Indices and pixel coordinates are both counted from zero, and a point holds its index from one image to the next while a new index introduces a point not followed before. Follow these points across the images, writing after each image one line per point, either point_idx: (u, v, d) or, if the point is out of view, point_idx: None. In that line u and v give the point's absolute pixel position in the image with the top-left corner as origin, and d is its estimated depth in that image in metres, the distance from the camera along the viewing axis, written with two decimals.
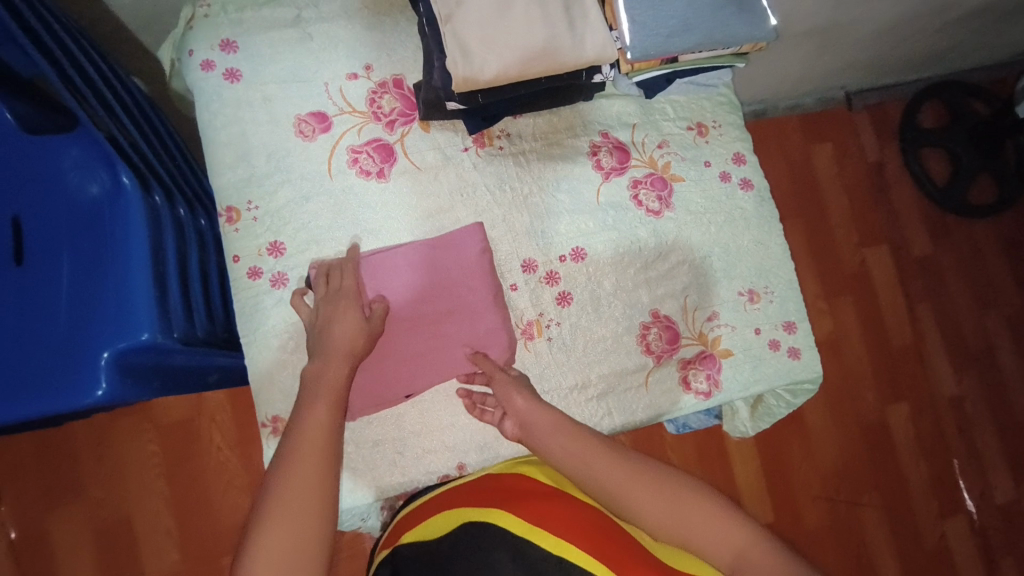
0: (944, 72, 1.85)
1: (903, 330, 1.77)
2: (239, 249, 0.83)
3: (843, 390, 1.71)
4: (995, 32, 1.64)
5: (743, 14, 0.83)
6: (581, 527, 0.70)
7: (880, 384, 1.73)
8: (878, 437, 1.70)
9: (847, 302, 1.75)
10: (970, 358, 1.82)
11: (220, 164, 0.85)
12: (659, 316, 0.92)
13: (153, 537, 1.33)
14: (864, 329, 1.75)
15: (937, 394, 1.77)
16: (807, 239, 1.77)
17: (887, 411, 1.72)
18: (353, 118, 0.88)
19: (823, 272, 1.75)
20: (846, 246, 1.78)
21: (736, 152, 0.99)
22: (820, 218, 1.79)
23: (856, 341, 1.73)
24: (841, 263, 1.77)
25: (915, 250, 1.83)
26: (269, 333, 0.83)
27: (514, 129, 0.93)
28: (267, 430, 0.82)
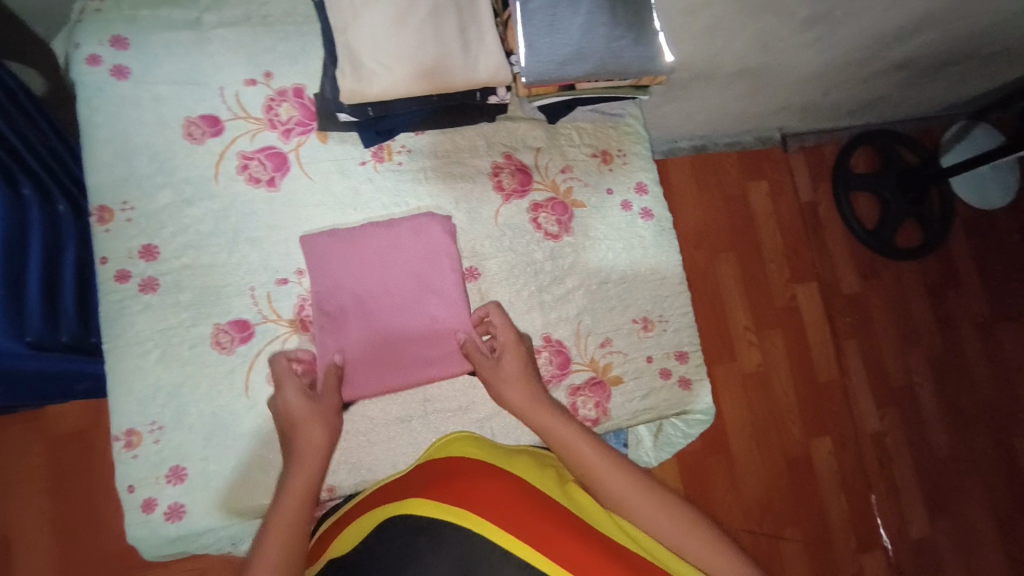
0: (878, 119, 1.89)
1: (829, 367, 1.76)
2: (109, 251, 0.80)
3: (770, 422, 1.67)
4: (920, 86, 1.70)
5: (639, 47, 0.84)
6: (506, 505, 0.65)
7: (805, 418, 1.71)
8: (802, 470, 1.68)
9: (776, 336, 1.73)
10: (894, 397, 1.84)
11: (95, 162, 0.81)
12: (551, 340, 0.92)
13: (31, 564, 1.10)
14: (790, 364, 1.73)
15: (860, 429, 1.77)
16: (741, 273, 1.74)
17: (811, 445, 1.70)
18: (246, 124, 0.86)
19: (755, 306, 1.73)
20: (779, 282, 1.77)
21: (639, 181, 1.00)
22: (755, 252, 1.76)
23: (783, 375, 1.71)
24: (773, 297, 1.75)
25: (843, 287, 1.85)
26: (132, 342, 0.79)
27: (414, 145, 0.92)
28: (120, 443, 0.77)
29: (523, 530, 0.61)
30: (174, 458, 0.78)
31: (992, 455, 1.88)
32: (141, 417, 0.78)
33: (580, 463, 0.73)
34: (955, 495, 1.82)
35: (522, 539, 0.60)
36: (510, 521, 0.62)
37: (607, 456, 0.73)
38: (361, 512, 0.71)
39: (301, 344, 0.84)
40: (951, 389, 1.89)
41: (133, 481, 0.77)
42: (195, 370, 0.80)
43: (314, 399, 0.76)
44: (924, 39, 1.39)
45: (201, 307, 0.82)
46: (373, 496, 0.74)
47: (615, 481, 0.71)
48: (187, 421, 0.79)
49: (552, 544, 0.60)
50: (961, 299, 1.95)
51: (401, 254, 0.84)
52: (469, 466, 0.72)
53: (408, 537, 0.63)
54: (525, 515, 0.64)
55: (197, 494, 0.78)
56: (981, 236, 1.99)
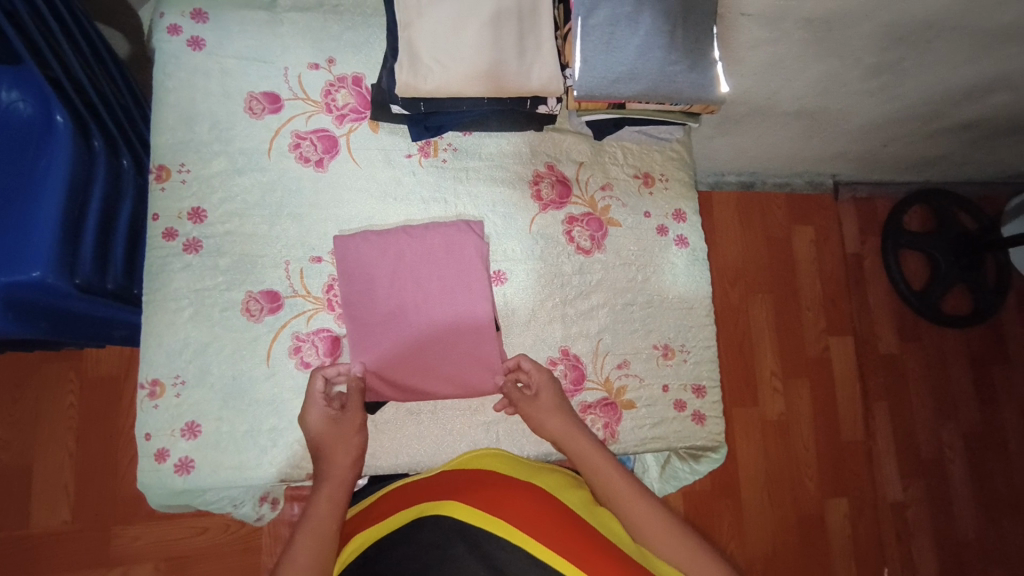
0: (937, 179, 1.82)
1: (855, 427, 1.70)
2: (161, 209, 0.84)
3: (786, 474, 1.62)
4: (986, 149, 1.64)
5: (693, 74, 0.84)
6: (537, 518, 0.67)
7: (823, 476, 1.65)
8: (813, 530, 1.61)
9: (802, 385, 1.68)
10: (920, 468, 1.75)
11: (161, 124, 0.85)
12: (568, 354, 0.91)
13: (48, 497, 1.15)
14: (814, 418, 1.67)
15: (880, 496, 1.69)
16: (774, 317, 1.69)
17: (826, 505, 1.63)
18: (304, 105, 0.90)
19: (784, 352, 1.68)
20: (812, 331, 1.72)
21: (678, 208, 0.99)
22: (792, 297, 1.72)
23: (805, 428, 1.65)
24: (804, 346, 1.70)
25: (880, 346, 1.78)
26: (169, 297, 0.82)
27: (461, 144, 0.94)
28: (144, 392, 0.81)
29: (556, 542, 0.64)
30: (191, 413, 0.81)
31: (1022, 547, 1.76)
32: (166, 370, 0.81)
33: (606, 486, 0.74)
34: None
35: (555, 551, 0.62)
36: (540, 532, 0.65)
37: (634, 484, 0.74)
38: (387, 508, 0.73)
39: (324, 322, 0.86)
40: (984, 470, 1.79)
41: (150, 430, 0.80)
42: (223, 333, 0.83)
43: (337, 423, 0.78)
44: (996, 100, 1.34)
45: (237, 274, 0.85)
46: (398, 493, 0.76)
47: (639, 508, 0.71)
48: (207, 380, 0.82)
49: (581, 557, 0.62)
50: (1007, 376, 1.85)
51: (431, 264, 0.85)
52: (495, 477, 0.75)
53: (442, 536, 0.65)
54: (555, 527, 0.66)
55: (207, 452, 0.81)
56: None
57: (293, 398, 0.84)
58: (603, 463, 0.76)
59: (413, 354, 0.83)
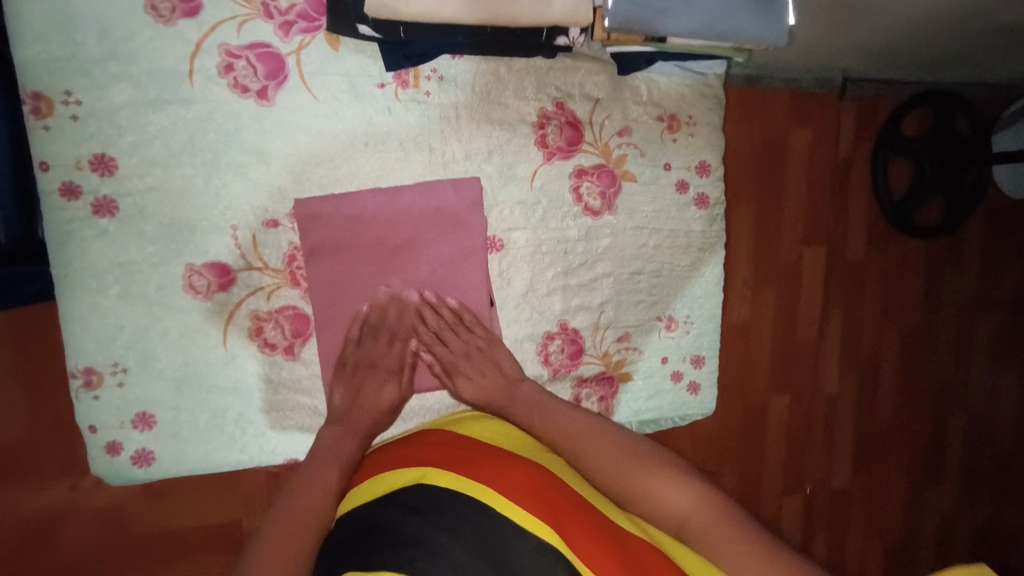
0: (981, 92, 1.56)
1: (809, 326, 1.34)
2: (51, 154, 0.64)
3: (737, 370, 1.27)
4: None
5: (760, 7, 0.64)
6: (493, 478, 0.59)
7: (772, 367, 1.32)
8: (752, 421, 1.32)
9: (770, 291, 1.28)
10: (859, 366, 1.43)
11: (25, 30, 0.61)
12: (567, 329, 0.83)
13: None
14: (775, 319, 1.30)
15: (818, 390, 1.38)
16: (751, 224, 1.26)
17: (771, 400, 1.33)
18: (233, 5, 0.65)
19: (756, 257, 1.27)
20: (788, 236, 1.29)
21: (702, 160, 0.85)
22: (774, 197, 1.26)
23: (764, 329, 1.30)
24: (776, 252, 1.28)
25: (849, 253, 1.37)
26: (89, 274, 0.67)
27: (448, 72, 0.73)
28: (78, 382, 0.69)
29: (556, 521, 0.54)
30: (141, 403, 0.71)
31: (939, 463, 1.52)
32: (99, 356, 0.69)
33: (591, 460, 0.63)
34: (886, 471, 1.47)
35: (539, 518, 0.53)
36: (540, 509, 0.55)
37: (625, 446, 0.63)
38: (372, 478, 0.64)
39: (288, 299, 0.73)
40: (915, 364, 1.47)
41: (95, 423, 0.70)
42: (165, 314, 0.70)
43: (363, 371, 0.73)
44: None
45: (170, 243, 0.68)
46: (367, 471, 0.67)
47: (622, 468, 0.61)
48: (154, 367, 0.71)
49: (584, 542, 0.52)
50: (956, 283, 1.47)
51: (413, 242, 0.74)
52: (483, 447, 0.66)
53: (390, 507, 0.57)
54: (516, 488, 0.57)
55: (166, 442, 0.73)
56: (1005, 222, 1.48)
57: (257, 385, 0.74)
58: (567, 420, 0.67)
59: (391, 345, 0.76)
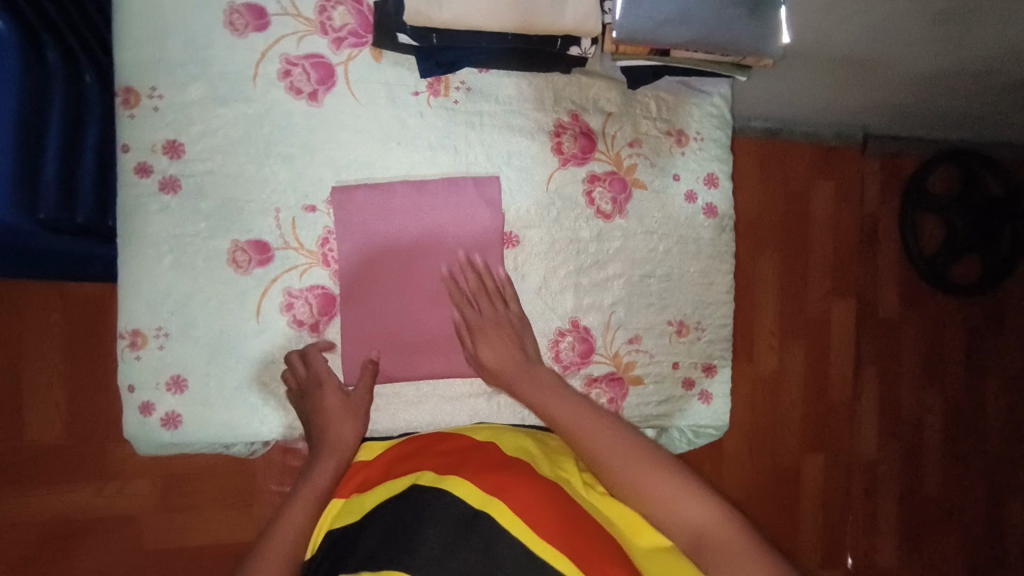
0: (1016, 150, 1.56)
1: (843, 387, 1.49)
2: (132, 139, 0.74)
3: (766, 429, 1.45)
4: None
5: (754, 22, 0.72)
6: (511, 481, 0.59)
7: (804, 429, 1.47)
8: (786, 482, 1.47)
9: (799, 347, 1.46)
10: (897, 429, 1.55)
11: (127, 37, 0.73)
12: (578, 326, 0.86)
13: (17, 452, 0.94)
14: (804, 378, 1.47)
15: (854, 457, 1.52)
16: (779, 284, 1.44)
17: (803, 461, 1.47)
18: (295, 23, 0.77)
19: (784, 315, 1.45)
20: (815, 293, 1.47)
21: (710, 171, 0.91)
22: (799, 259, 1.46)
23: (794, 389, 1.46)
24: (804, 306, 1.46)
25: (880, 310, 1.53)
26: (147, 243, 0.75)
27: (475, 83, 0.82)
28: (125, 342, 0.76)
29: (556, 536, 0.53)
30: (176, 365, 0.77)
31: (985, 511, 1.59)
32: (146, 320, 0.76)
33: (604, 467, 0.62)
34: (928, 540, 1.57)
35: (538, 535, 0.52)
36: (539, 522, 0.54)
37: (635, 446, 0.63)
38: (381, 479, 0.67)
39: (317, 278, 0.79)
40: (957, 434, 1.59)
41: (133, 382, 0.76)
42: (207, 285, 0.77)
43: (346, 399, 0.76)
44: None
45: (221, 220, 0.77)
46: (377, 473, 0.69)
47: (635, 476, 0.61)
48: (192, 333, 0.77)
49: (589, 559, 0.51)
50: (996, 342, 1.61)
51: (434, 232, 0.79)
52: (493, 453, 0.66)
53: (394, 506, 0.59)
54: (536, 493, 0.58)
55: (193, 408, 0.77)
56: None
57: (282, 358, 0.79)
58: (575, 412, 0.67)
59: (403, 331, 0.79)
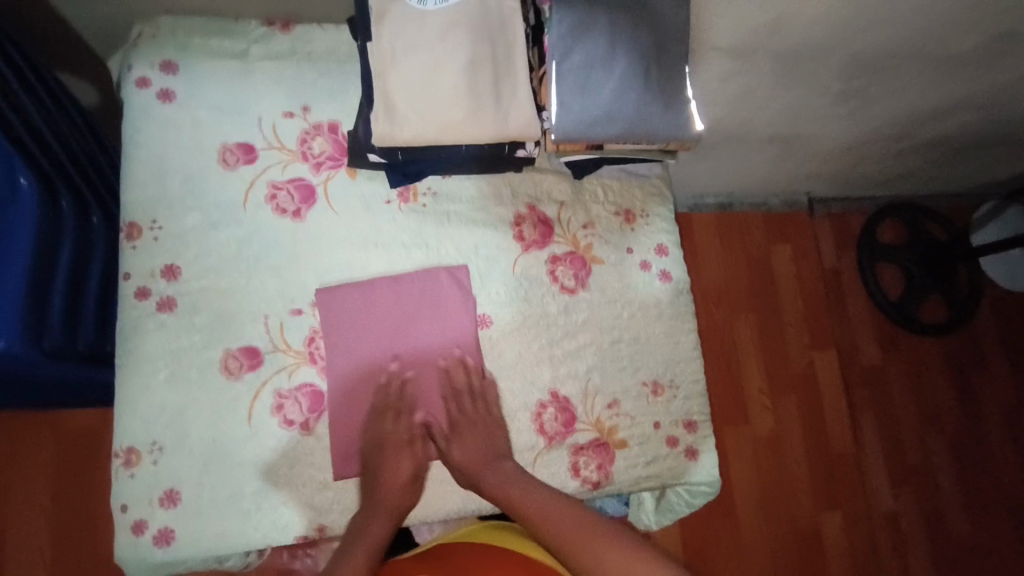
0: (945, 198, 1.73)
1: (842, 436, 1.51)
2: (133, 267, 0.82)
3: (777, 488, 1.43)
4: (995, 162, 1.53)
5: (669, 114, 0.84)
6: None
7: (815, 488, 1.46)
8: (808, 545, 1.42)
9: (789, 401, 1.50)
10: (907, 473, 1.55)
11: (132, 180, 0.84)
12: (558, 396, 0.90)
13: None
14: (803, 431, 1.49)
15: (872, 507, 1.50)
16: (758, 339, 1.51)
17: (821, 518, 1.44)
18: (279, 154, 0.89)
19: (770, 368, 1.50)
20: (794, 345, 1.53)
21: (660, 243, 1.00)
22: (772, 315, 1.54)
23: (796, 443, 1.47)
24: (787, 360, 1.52)
25: (860, 356, 1.59)
26: (144, 359, 0.80)
27: (440, 188, 0.93)
28: (119, 461, 0.78)
29: None
30: (169, 480, 0.78)
31: (1018, 553, 1.55)
32: (142, 437, 0.78)
33: None
34: None
35: None
36: None
37: None
38: None
39: (306, 377, 0.84)
40: (966, 472, 1.59)
41: (127, 501, 0.77)
42: (200, 394, 0.81)
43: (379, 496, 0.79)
44: (989, 116, 1.24)
45: (214, 332, 0.83)
46: None
47: None
48: (186, 445, 0.79)
49: None
50: (983, 379, 1.66)
51: (414, 321, 0.87)
52: None
53: None
54: None
55: (187, 521, 0.77)
56: (1013, 323, 1.70)
57: (275, 459, 0.81)
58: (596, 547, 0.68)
59: (391, 415, 0.83)
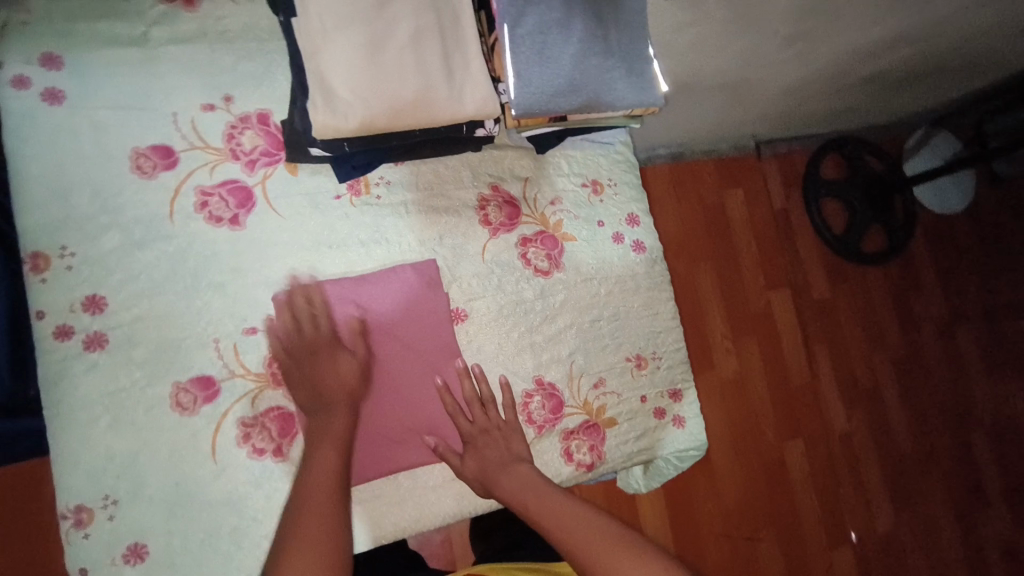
0: (882, 131, 1.78)
1: (800, 369, 1.57)
2: (46, 304, 0.71)
3: (745, 426, 1.47)
4: (928, 93, 1.57)
5: (632, 78, 0.79)
6: None
7: (779, 420, 1.52)
8: (775, 475, 1.48)
9: (751, 344, 1.53)
10: (859, 398, 1.65)
11: (27, 202, 0.71)
12: (543, 384, 0.87)
13: None
14: (765, 370, 1.53)
15: (829, 431, 1.59)
16: (717, 286, 1.53)
17: (785, 448, 1.51)
18: (204, 154, 0.78)
19: (731, 313, 1.53)
20: (753, 289, 1.56)
21: (630, 213, 0.97)
22: (729, 261, 1.55)
23: (760, 384, 1.51)
24: (747, 303, 1.55)
25: (814, 292, 1.65)
26: (79, 407, 0.71)
27: (394, 177, 0.85)
28: (68, 523, 0.69)
29: None
30: (132, 533, 0.71)
31: (953, 456, 1.71)
32: (90, 493, 0.70)
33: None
34: (916, 495, 1.65)
35: None
36: None
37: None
38: None
39: (272, 400, 0.77)
40: (911, 390, 1.71)
41: (86, 564, 0.68)
42: (153, 436, 0.73)
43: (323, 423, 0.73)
44: (930, 49, 1.24)
45: (157, 365, 0.74)
46: None
47: None
48: (145, 493, 0.72)
49: None
50: (920, 301, 1.76)
51: (382, 324, 0.80)
52: None
53: None
54: None
55: (158, 574, 0.71)
56: (945, 246, 1.80)
57: (250, 492, 0.75)
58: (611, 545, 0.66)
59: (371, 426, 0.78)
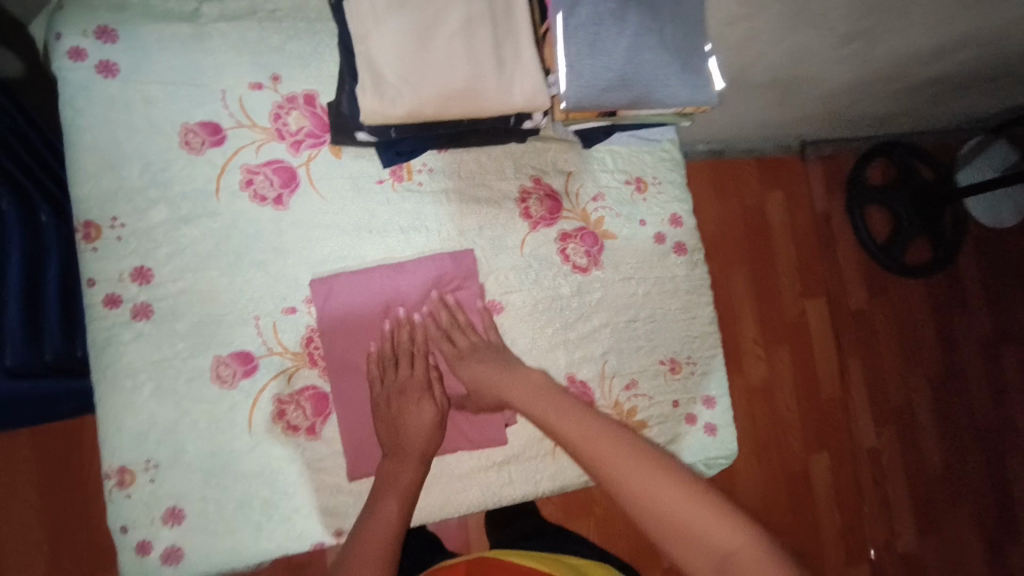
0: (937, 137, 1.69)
1: (831, 380, 1.53)
2: (97, 272, 0.72)
3: (769, 434, 1.45)
4: (991, 99, 1.48)
5: (687, 75, 0.76)
6: None
7: (806, 430, 1.49)
8: (797, 486, 1.46)
9: (782, 351, 1.50)
10: (891, 413, 1.59)
11: (81, 172, 0.72)
12: (574, 382, 0.86)
13: None
14: (795, 378, 1.50)
15: (857, 445, 1.54)
16: (751, 290, 1.49)
17: (810, 460, 1.48)
18: (252, 133, 0.78)
19: (763, 318, 1.49)
20: (788, 295, 1.52)
21: (674, 212, 0.94)
22: (765, 265, 1.51)
23: (788, 392, 1.48)
24: (781, 310, 1.51)
25: (852, 302, 1.59)
26: (123, 374, 0.72)
27: (437, 164, 0.84)
28: (111, 482, 0.71)
29: None
30: (170, 497, 0.73)
31: (987, 480, 1.64)
32: (132, 456, 0.72)
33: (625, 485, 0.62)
34: (944, 517, 1.60)
35: None
36: None
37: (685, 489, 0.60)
38: None
39: (307, 379, 0.78)
40: (947, 408, 1.64)
41: (126, 522, 0.71)
42: (192, 406, 0.74)
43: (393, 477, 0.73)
44: (1001, 53, 1.17)
45: (199, 338, 0.75)
46: None
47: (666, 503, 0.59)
48: (184, 460, 0.73)
49: None
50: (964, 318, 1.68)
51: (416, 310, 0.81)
52: None
53: None
54: None
55: (193, 537, 0.73)
56: (996, 261, 1.71)
57: (282, 467, 0.77)
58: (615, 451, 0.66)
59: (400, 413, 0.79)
